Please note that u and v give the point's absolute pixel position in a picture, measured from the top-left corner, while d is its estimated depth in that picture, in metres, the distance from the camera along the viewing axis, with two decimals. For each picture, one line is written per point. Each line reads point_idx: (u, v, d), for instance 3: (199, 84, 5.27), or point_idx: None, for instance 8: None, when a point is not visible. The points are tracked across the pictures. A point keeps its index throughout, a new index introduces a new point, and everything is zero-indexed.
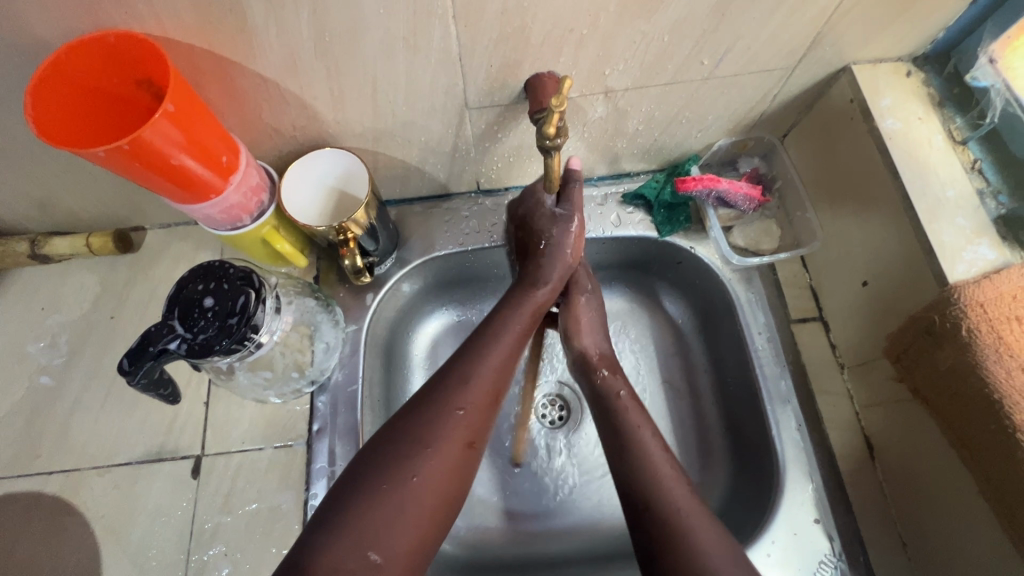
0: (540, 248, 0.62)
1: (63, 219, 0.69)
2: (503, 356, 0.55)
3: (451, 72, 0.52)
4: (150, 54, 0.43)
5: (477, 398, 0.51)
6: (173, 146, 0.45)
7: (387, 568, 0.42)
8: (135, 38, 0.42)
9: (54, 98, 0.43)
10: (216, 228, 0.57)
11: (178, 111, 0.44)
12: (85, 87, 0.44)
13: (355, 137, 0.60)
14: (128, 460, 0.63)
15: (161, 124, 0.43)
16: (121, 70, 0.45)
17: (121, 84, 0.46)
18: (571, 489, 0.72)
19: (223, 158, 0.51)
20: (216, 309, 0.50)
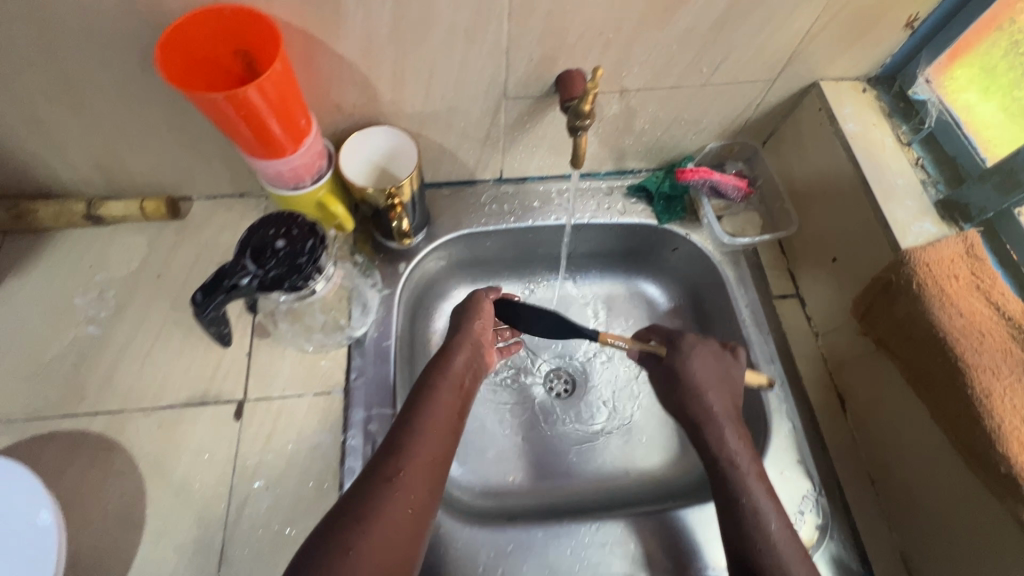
0: (461, 318, 0.70)
1: (118, 183, 0.75)
2: (444, 424, 0.59)
3: (498, 64, 0.62)
4: (263, 24, 0.52)
5: (421, 458, 0.55)
6: (269, 104, 0.53)
7: (360, 561, 0.46)
8: (256, 12, 0.51)
9: (179, 51, 0.51)
10: (278, 187, 0.64)
11: (279, 75, 0.53)
12: (203, 46, 0.52)
13: (406, 116, 0.69)
14: (172, 403, 0.67)
15: (265, 84, 0.52)
16: (235, 37, 0.53)
17: (231, 48, 0.54)
18: (578, 450, 0.83)
19: (301, 123, 0.59)
20: (287, 250, 0.57)
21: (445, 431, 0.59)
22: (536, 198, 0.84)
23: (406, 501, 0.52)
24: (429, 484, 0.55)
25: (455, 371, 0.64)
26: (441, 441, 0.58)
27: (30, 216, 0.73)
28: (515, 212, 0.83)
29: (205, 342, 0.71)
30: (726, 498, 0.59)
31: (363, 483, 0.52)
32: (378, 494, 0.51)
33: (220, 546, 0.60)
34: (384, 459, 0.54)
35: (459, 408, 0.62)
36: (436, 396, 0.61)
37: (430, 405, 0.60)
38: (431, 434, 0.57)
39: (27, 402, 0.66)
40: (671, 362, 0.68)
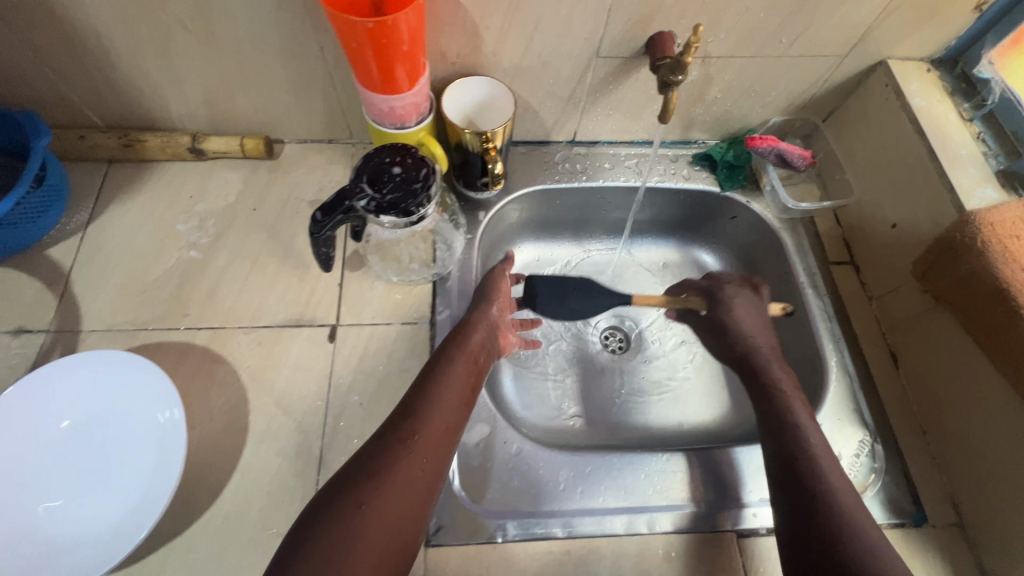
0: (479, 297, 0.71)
1: (221, 120, 0.79)
2: (459, 394, 0.60)
3: (599, 21, 0.67)
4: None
5: (435, 424, 0.56)
6: (400, 42, 0.59)
7: (369, 515, 0.47)
8: None
9: None
10: (385, 125, 0.70)
11: (415, 18, 0.58)
12: None
13: (503, 69, 0.73)
14: (270, 323, 0.71)
15: (404, 22, 0.57)
16: None
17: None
18: (635, 399, 0.87)
19: (418, 69, 0.65)
20: (403, 176, 0.62)
21: (459, 400, 0.59)
22: (606, 160, 0.89)
23: (419, 463, 0.52)
24: (441, 453, 0.55)
25: (470, 345, 0.64)
26: (454, 411, 0.58)
27: (139, 145, 0.78)
28: (586, 172, 0.88)
29: (298, 271, 0.75)
30: (772, 425, 0.62)
31: (380, 442, 0.53)
32: (393, 453, 0.52)
33: (319, 451, 0.64)
34: (400, 422, 0.55)
35: (475, 381, 0.62)
36: (451, 367, 0.61)
37: (444, 377, 0.60)
38: (444, 404, 0.58)
39: (135, 314, 0.70)
40: (717, 310, 0.73)
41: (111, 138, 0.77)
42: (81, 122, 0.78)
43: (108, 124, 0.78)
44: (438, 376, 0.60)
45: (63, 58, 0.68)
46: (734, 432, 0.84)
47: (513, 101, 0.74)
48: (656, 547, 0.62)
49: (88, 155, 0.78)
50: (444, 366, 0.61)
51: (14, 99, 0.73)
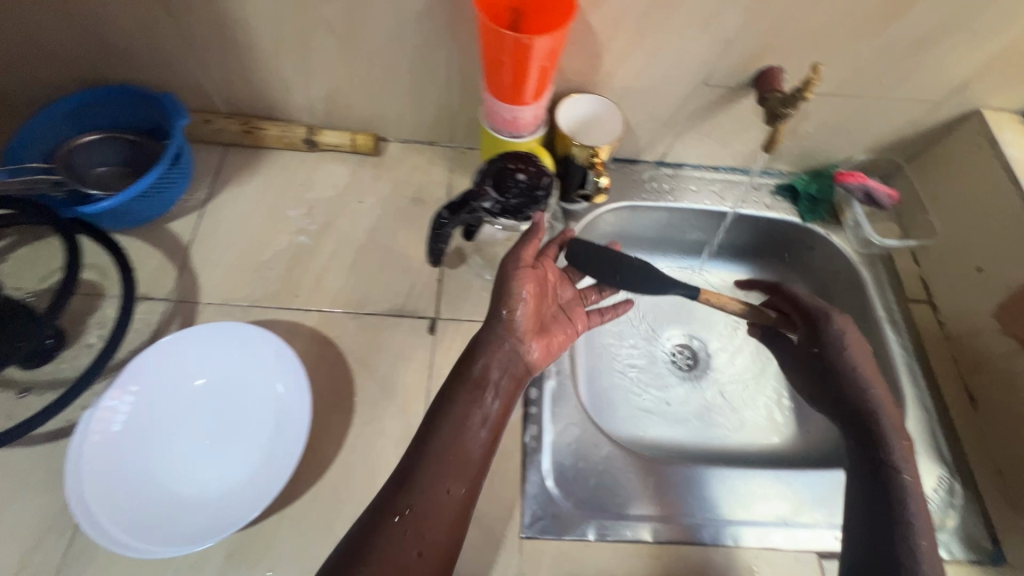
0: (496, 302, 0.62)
1: (336, 116, 0.83)
2: (471, 456, 0.56)
3: (715, 52, 0.71)
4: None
5: (433, 492, 0.53)
6: (538, 60, 0.63)
7: None
8: None
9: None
10: (500, 132, 0.74)
11: (558, 43, 0.62)
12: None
13: (613, 89, 0.77)
14: (374, 311, 0.75)
15: (547, 44, 0.61)
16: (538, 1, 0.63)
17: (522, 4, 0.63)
18: (704, 415, 0.90)
19: (544, 87, 0.69)
20: (526, 183, 0.65)
21: (469, 463, 0.56)
22: (691, 183, 0.92)
23: (414, 540, 0.51)
24: (448, 522, 0.53)
25: (482, 396, 0.59)
26: (463, 475, 0.55)
27: (258, 133, 0.82)
28: (672, 192, 0.91)
29: (400, 264, 0.79)
30: (876, 473, 0.65)
31: (373, 514, 0.52)
32: (383, 532, 0.51)
33: None
34: (395, 492, 0.53)
35: (492, 439, 0.58)
36: (455, 416, 0.57)
37: (448, 430, 0.57)
38: (445, 462, 0.55)
39: (249, 291, 0.74)
40: (820, 350, 0.74)
41: (233, 124, 0.82)
42: (206, 107, 0.82)
43: (230, 111, 0.83)
44: (442, 432, 0.56)
45: (210, 46, 0.73)
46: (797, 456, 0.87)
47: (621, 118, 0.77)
48: (741, 559, 0.64)
49: (210, 137, 0.82)
50: (446, 419, 0.57)
51: (153, 80, 0.78)
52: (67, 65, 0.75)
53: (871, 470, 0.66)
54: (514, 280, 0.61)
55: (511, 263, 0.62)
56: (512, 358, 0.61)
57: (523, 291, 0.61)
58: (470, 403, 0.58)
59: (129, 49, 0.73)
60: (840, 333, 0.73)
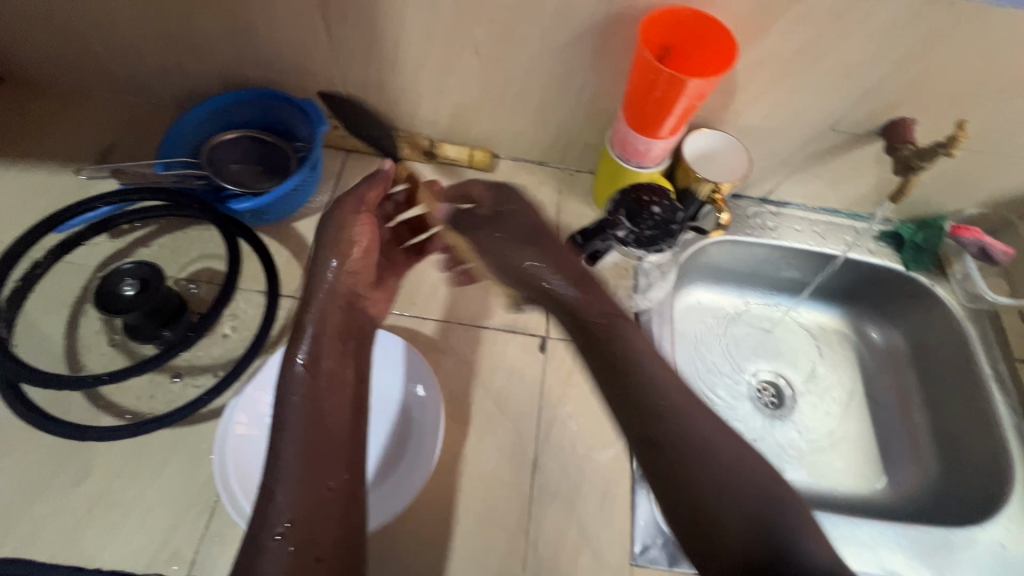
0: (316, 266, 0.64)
1: (457, 130, 0.86)
2: (319, 442, 0.54)
3: (850, 100, 0.72)
4: (722, 40, 0.61)
5: (298, 487, 0.51)
6: (682, 100, 0.64)
7: None
8: (732, 39, 0.60)
9: (660, 27, 0.63)
10: (626, 160, 0.76)
11: (708, 88, 0.62)
12: (674, 35, 0.64)
13: (737, 126, 0.78)
14: (487, 325, 0.77)
15: (697, 87, 0.61)
16: (700, 44, 0.63)
17: (683, 47, 0.65)
18: (790, 454, 0.88)
19: (681, 125, 0.69)
20: (659, 216, 0.66)
21: (319, 448, 0.53)
22: (795, 222, 0.92)
23: (306, 549, 0.48)
24: (337, 515, 0.51)
25: (294, 378, 0.57)
26: (321, 462, 0.53)
27: None
28: (775, 230, 0.91)
29: None
30: (683, 446, 0.53)
31: (250, 536, 0.49)
32: (264, 556, 0.47)
33: (532, 455, 0.68)
34: (265, 514, 0.50)
35: (337, 416, 0.57)
36: (300, 410, 0.55)
37: (306, 422, 0.55)
38: (311, 450, 0.53)
39: None
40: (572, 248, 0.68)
41: None
42: (336, 114, 0.86)
43: None
44: (296, 429, 0.54)
45: (354, 58, 0.76)
46: (907, 511, 0.82)
47: (744, 152, 0.77)
48: None
49: (336, 142, 0.86)
50: (287, 418, 0.55)
51: (292, 85, 0.82)
52: (216, 65, 0.79)
53: (635, 424, 0.56)
54: (332, 240, 0.65)
55: (340, 218, 0.66)
56: (312, 339, 0.60)
57: (349, 241, 0.65)
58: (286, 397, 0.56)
59: (278, 55, 0.77)
60: (517, 203, 0.68)
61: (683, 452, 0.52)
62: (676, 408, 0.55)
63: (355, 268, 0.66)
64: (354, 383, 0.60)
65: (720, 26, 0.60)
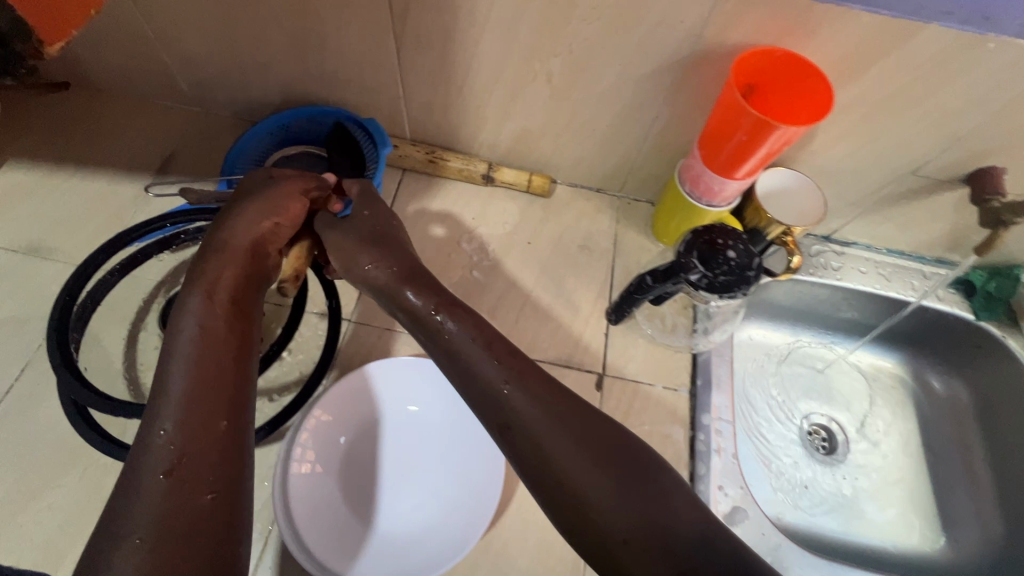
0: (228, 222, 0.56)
1: (516, 154, 0.84)
2: (210, 379, 0.46)
3: (937, 147, 0.68)
4: (817, 87, 0.59)
5: (191, 421, 0.43)
6: (766, 145, 0.61)
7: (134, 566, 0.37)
8: (829, 88, 0.57)
9: (752, 67, 0.61)
10: (695, 197, 0.73)
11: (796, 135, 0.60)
12: (766, 77, 0.62)
13: (811, 166, 0.75)
14: (542, 358, 0.75)
15: (785, 134, 0.59)
16: (792, 89, 0.61)
17: (774, 92, 0.62)
18: (842, 505, 0.85)
19: (758, 169, 0.67)
20: (736, 261, 0.64)
21: (209, 387, 0.45)
22: (858, 263, 0.89)
23: (192, 488, 0.41)
24: (224, 456, 0.43)
25: (192, 311, 0.49)
26: (212, 397, 0.45)
27: (440, 163, 0.84)
28: (839, 270, 0.88)
29: (568, 312, 0.79)
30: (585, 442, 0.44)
31: (129, 475, 0.41)
32: (136, 495, 0.40)
33: None
34: (146, 453, 0.42)
35: (241, 359, 0.49)
36: (186, 345, 0.47)
37: (195, 358, 0.46)
38: (202, 390, 0.45)
39: None
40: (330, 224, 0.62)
41: (419, 152, 0.84)
42: (395, 132, 0.85)
43: (415, 138, 0.85)
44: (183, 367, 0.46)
45: (420, 80, 0.75)
46: None
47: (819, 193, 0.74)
48: None
49: (394, 162, 0.85)
50: (180, 350, 0.46)
51: (353, 103, 0.81)
52: (280, 81, 0.79)
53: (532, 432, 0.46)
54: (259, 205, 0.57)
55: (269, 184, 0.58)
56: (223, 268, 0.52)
57: (278, 200, 0.57)
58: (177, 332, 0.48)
59: (344, 74, 0.76)
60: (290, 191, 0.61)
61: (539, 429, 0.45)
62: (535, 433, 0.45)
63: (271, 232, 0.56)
64: (239, 319, 0.51)
65: (817, 73, 0.58)
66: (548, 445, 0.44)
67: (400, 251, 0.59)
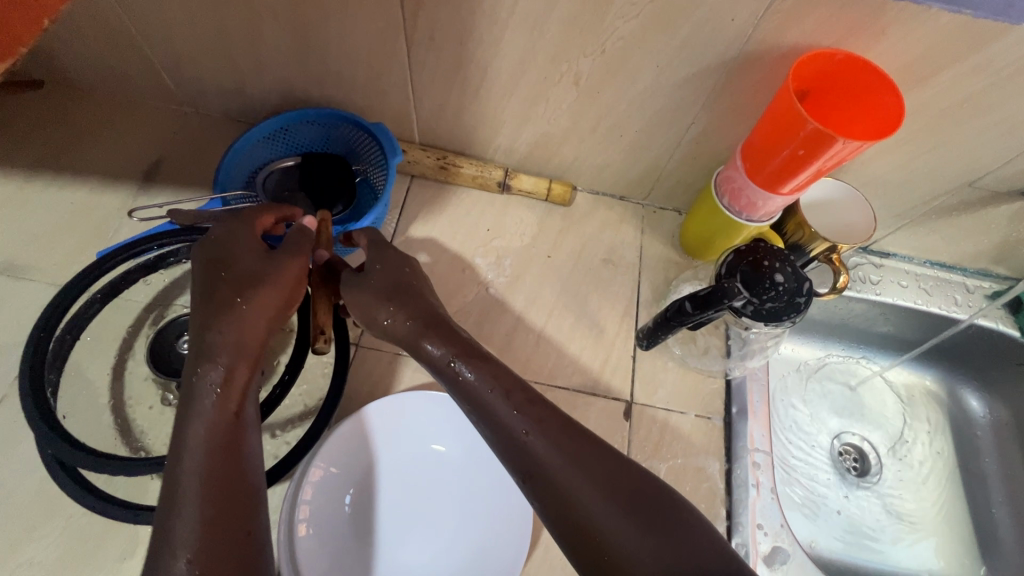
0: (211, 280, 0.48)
1: (535, 160, 0.78)
2: (220, 478, 0.41)
3: (1002, 158, 0.63)
4: (886, 99, 0.52)
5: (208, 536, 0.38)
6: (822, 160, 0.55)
7: None
8: (900, 100, 0.51)
9: (811, 72, 0.54)
10: (734, 212, 0.67)
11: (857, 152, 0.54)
12: (825, 84, 0.55)
13: (858, 175, 0.69)
14: (566, 385, 0.70)
15: (846, 150, 0.53)
16: (855, 99, 0.55)
17: (833, 100, 0.56)
18: (877, 532, 0.80)
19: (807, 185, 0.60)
20: (785, 286, 0.58)
21: (220, 488, 0.40)
22: (898, 276, 0.83)
23: None
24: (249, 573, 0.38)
25: (192, 403, 0.43)
26: (226, 501, 0.40)
27: (453, 170, 0.77)
28: (877, 284, 0.83)
29: (593, 333, 0.73)
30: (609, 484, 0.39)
31: None
32: None
33: None
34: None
35: (245, 445, 0.43)
36: (192, 446, 0.41)
37: (203, 457, 0.41)
38: (213, 500, 0.40)
39: None
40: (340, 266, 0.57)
41: (429, 157, 0.77)
42: (403, 136, 0.78)
43: (424, 142, 0.78)
44: (191, 483, 0.40)
45: (433, 80, 0.68)
46: None
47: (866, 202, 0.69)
48: None
49: (402, 168, 0.78)
50: (181, 461, 0.41)
51: (358, 104, 0.74)
52: (276, 80, 0.72)
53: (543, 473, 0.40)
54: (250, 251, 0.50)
55: (245, 231, 0.51)
56: (214, 356, 0.44)
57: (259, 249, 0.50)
58: (177, 440, 0.42)
59: (348, 73, 0.69)
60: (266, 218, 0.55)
61: (554, 473, 0.40)
62: (563, 485, 0.39)
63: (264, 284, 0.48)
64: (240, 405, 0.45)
65: (886, 80, 0.52)
66: (576, 501, 0.38)
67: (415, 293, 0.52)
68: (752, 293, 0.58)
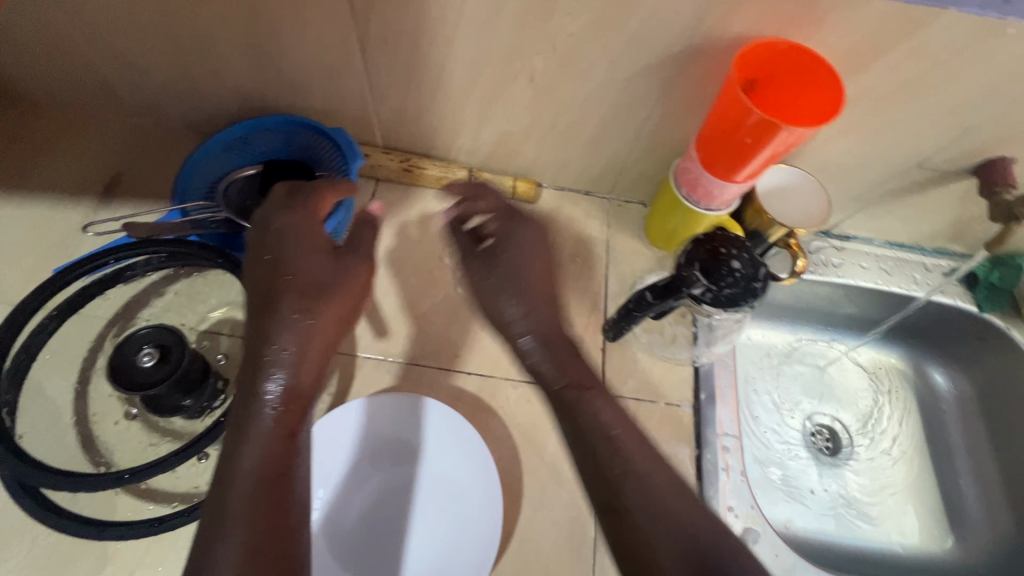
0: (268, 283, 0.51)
1: (499, 159, 0.78)
2: (269, 499, 0.43)
3: (946, 139, 0.65)
4: (827, 83, 0.54)
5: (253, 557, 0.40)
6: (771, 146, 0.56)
7: None
8: (839, 83, 0.53)
9: (754, 62, 0.56)
10: (693, 202, 0.68)
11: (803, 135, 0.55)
12: (769, 72, 0.57)
13: (812, 162, 0.71)
14: (537, 380, 0.70)
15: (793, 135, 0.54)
16: (798, 86, 0.57)
17: (777, 88, 0.58)
18: (847, 508, 0.82)
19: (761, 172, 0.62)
20: (742, 272, 0.59)
21: (267, 509, 0.42)
22: (860, 258, 0.85)
23: None
24: None
25: (247, 419, 0.46)
26: (270, 524, 0.42)
27: (417, 172, 0.78)
28: (840, 266, 0.85)
29: None
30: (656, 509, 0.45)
31: None
32: None
33: (591, 531, 0.63)
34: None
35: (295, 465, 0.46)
36: (245, 461, 0.44)
37: (252, 474, 0.43)
38: (260, 520, 0.42)
39: (409, 344, 0.70)
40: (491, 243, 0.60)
41: (393, 160, 0.77)
42: (366, 140, 0.78)
43: (388, 145, 0.79)
44: (237, 498, 0.42)
45: (391, 84, 0.68)
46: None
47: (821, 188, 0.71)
48: None
49: (366, 171, 0.78)
50: (231, 475, 0.43)
51: (318, 110, 0.74)
52: (234, 89, 0.72)
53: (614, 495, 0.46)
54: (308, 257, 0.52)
55: (302, 228, 0.52)
56: (273, 371, 0.47)
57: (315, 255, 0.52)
58: (229, 460, 0.44)
59: (305, 79, 0.69)
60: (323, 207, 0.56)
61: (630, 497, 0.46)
62: (643, 474, 0.47)
63: (323, 295, 0.51)
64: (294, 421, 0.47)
65: (827, 66, 0.53)
66: (640, 520, 0.44)
67: (541, 297, 0.57)
68: (716, 278, 0.59)
